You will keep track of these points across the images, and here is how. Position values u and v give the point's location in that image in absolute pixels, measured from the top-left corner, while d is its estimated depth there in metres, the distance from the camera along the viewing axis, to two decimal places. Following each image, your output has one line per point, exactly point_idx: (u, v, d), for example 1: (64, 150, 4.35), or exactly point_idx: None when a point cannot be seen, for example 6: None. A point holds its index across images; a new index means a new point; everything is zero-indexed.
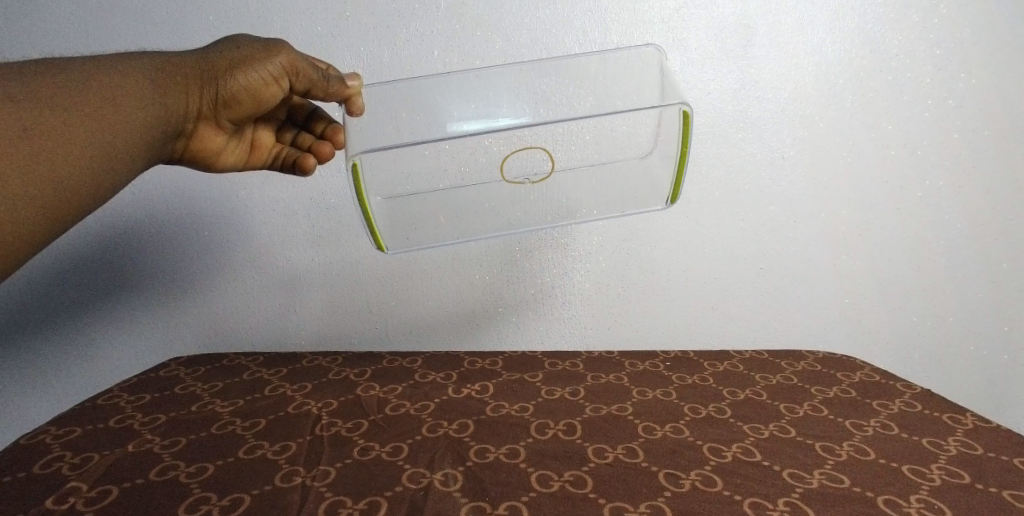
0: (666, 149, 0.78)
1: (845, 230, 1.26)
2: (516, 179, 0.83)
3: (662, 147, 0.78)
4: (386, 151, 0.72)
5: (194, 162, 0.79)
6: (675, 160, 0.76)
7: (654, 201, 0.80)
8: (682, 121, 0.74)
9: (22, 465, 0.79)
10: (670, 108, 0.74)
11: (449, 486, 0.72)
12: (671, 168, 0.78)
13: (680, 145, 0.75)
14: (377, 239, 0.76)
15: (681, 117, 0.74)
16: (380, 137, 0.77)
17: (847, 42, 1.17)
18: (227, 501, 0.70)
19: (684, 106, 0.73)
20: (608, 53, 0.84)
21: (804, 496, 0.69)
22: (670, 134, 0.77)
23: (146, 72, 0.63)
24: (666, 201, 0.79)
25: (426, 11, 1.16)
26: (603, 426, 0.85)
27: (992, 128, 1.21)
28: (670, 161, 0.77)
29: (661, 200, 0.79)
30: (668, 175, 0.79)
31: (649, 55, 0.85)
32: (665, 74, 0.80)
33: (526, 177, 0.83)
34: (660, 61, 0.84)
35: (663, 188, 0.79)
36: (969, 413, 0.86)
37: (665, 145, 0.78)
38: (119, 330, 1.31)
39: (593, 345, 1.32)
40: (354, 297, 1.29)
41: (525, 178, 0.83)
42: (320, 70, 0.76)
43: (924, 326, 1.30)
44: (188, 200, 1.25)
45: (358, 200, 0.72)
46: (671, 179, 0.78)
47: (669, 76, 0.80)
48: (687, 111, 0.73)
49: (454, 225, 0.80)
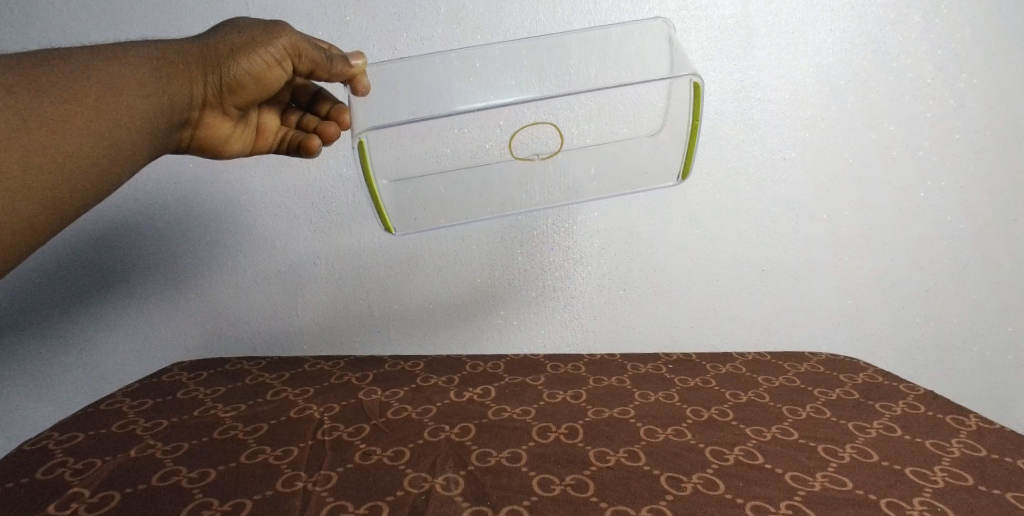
0: (676, 129, 0.79)
1: (846, 231, 1.25)
2: (523, 157, 0.83)
3: (672, 126, 0.80)
4: (389, 129, 0.73)
5: (202, 152, 0.79)
6: (686, 140, 0.78)
7: (665, 179, 0.80)
8: (693, 93, 0.74)
9: (25, 469, 0.79)
10: (679, 81, 0.74)
11: (450, 490, 0.72)
12: (682, 146, 0.79)
13: (691, 120, 0.76)
14: (385, 222, 0.77)
15: (692, 88, 0.74)
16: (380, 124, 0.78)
17: (847, 44, 1.17)
18: (228, 506, 0.70)
19: (694, 78, 0.73)
20: (610, 30, 0.83)
21: (806, 499, 0.68)
22: (679, 112, 0.78)
23: (147, 62, 0.63)
24: (677, 177, 0.80)
25: (427, 15, 1.16)
26: (605, 430, 0.84)
27: (993, 129, 1.20)
28: (681, 140, 0.79)
29: (672, 177, 0.80)
30: (679, 153, 0.79)
31: (658, 29, 0.86)
32: (676, 49, 0.82)
33: (533, 154, 0.83)
34: (668, 35, 0.86)
35: (673, 166, 0.80)
36: (972, 415, 0.86)
37: (673, 126, 0.79)
38: (119, 334, 1.32)
39: (595, 348, 1.32)
40: (354, 300, 1.30)
41: (533, 154, 0.83)
42: (321, 50, 0.75)
43: (927, 326, 1.30)
44: (189, 196, 1.25)
45: (364, 177, 0.73)
46: (682, 156, 0.79)
47: (679, 49, 0.81)
48: (698, 83, 0.73)
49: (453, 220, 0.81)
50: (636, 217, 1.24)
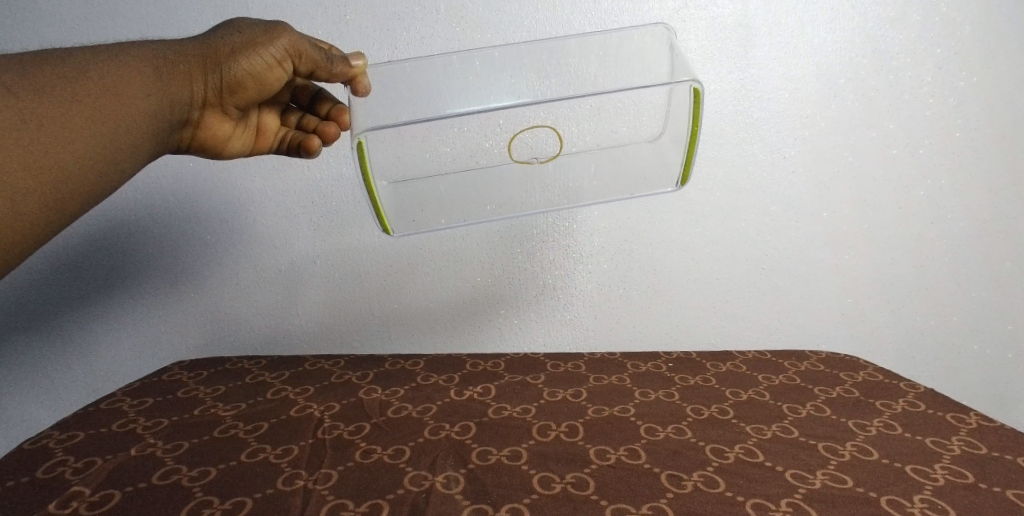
0: (675, 132, 0.79)
1: (845, 230, 1.26)
2: (523, 160, 0.83)
3: (670, 130, 0.80)
4: (389, 130, 0.73)
5: (203, 152, 0.79)
6: (686, 144, 0.78)
7: (665, 183, 0.81)
8: (693, 98, 0.75)
9: (26, 468, 0.79)
10: (680, 86, 0.75)
11: (451, 488, 0.72)
12: (681, 149, 0.79)
13: (691, 125, 0.76)
14: (384, 223, 0.78)
15: (692, 94, 0.75)
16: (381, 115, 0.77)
17: (846, 43, 1.17)
18: (229, 505, 0.70)
19: (695, 83, 0.73)
20: (609, 34, 0.83)
21: (806, 497, 0.68)
22: (680, 115, 0.78)
23: (148, 62, 0.63)
24: (676, 182, 0.81)
25: (427, 14, 1.16)
26: (605, 428, 0.85)
27: (993, 127, 1.20)
28: (680, 145, 0.79)
29: (671, 181, 0.81)
30: (679, 156, 0.80)
31: (658, 32, 0.85)
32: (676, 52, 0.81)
33: (533, 157, 0.83)
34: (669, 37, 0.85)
35: (673, 170, 0.81)
36: (973, 413, 0.86)
37: (674, 128, 0.80)
38: (119, 333, 1.32)
39: (595, 346, 1.32)
40: (354, 299, 1.30)
41: (533, 157, 0.83)
42: (322, 51, 0.75)
43: (928, 324, 1.30)
44: (189, 195, 1.25)
45: (364, 181, 0.73)
46: (682, 159, 0.80)
47: (678, 54, 0.80)
48: (698, 89, 0.74)
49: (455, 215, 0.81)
50: (636, 216, 1.24)
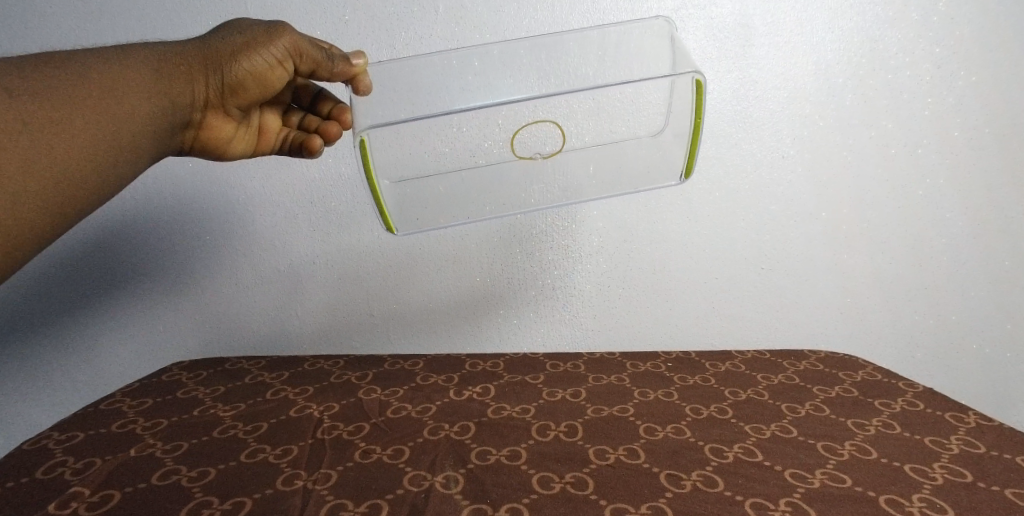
0: (679, 126, 0.79)
1: (845, 230, 1.26)
2: (527, 155, 0.83)
3: (674, 124, 0.80)
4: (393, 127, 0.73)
5: (205, 153, 0.79)
6: (690, 137, 0.78)
7: (669, 177, 0.81)
8: (695, 90, 0.74)
9: (25, 469, 0.79)
10: (683, 78, 0.74)
11: (450, 488, 0.72)
12: (685, 142, 0.79)
13: (695, 116, 0.76)
14: (385, 221, 0.77)
15: (695, 86, 0.74)
16: (381, 112, 0.77)
17: (845, 42, 1.17)
18: (229, 505, 0.70)
19: (698, 75, 0.73)
20: (608, 29, 0.83)
21: (805, 496, 0.68)
22: (682, 108, 0.78)
23: (149, 64, 0.63)
24: (680, 175, 0.81)
25: (426, 14, 1.16)
26: (605, 428, 0.85)
27: (992, 125, 1.21)
28: (684, 138, 0.79)
29: (675, 175, 0.81)
30: (682, 151, 0.80)
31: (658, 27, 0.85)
32: (676, 47, 0.81)
33: (537, 152, 0.83)
34: (669, 32, 0.85)
35: (677, 163, 0.81)
36: (971, 412, 0.86)
37: (677, 123, 0.79)
38: (119, 334, 1.32)
39: (594, 346, 1.32)
40: (354, 300, 1.30)
41: (537, 153, 0.83)
42: (323, 50, 0.75)
43: (926, 323, 1.30)
44: (188, 198, 1.25)
45: (368, 182, 0.73)
46: (685, 154, 0.80)
47: (679, 48, 0.80)
48: (699, 81, 0.74)
49: (457, 211, 0.80)
50: (636, 215, 1.24)
